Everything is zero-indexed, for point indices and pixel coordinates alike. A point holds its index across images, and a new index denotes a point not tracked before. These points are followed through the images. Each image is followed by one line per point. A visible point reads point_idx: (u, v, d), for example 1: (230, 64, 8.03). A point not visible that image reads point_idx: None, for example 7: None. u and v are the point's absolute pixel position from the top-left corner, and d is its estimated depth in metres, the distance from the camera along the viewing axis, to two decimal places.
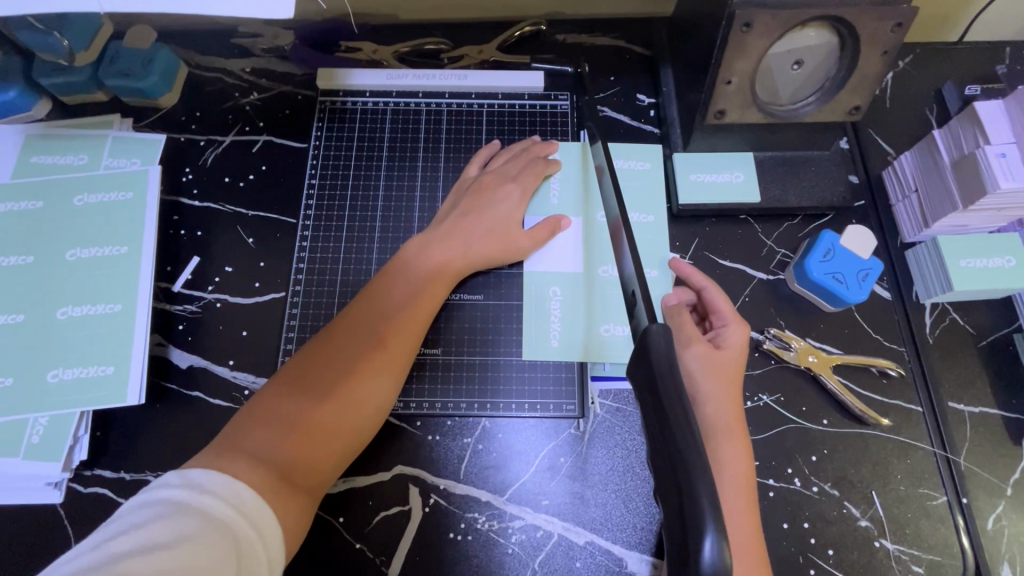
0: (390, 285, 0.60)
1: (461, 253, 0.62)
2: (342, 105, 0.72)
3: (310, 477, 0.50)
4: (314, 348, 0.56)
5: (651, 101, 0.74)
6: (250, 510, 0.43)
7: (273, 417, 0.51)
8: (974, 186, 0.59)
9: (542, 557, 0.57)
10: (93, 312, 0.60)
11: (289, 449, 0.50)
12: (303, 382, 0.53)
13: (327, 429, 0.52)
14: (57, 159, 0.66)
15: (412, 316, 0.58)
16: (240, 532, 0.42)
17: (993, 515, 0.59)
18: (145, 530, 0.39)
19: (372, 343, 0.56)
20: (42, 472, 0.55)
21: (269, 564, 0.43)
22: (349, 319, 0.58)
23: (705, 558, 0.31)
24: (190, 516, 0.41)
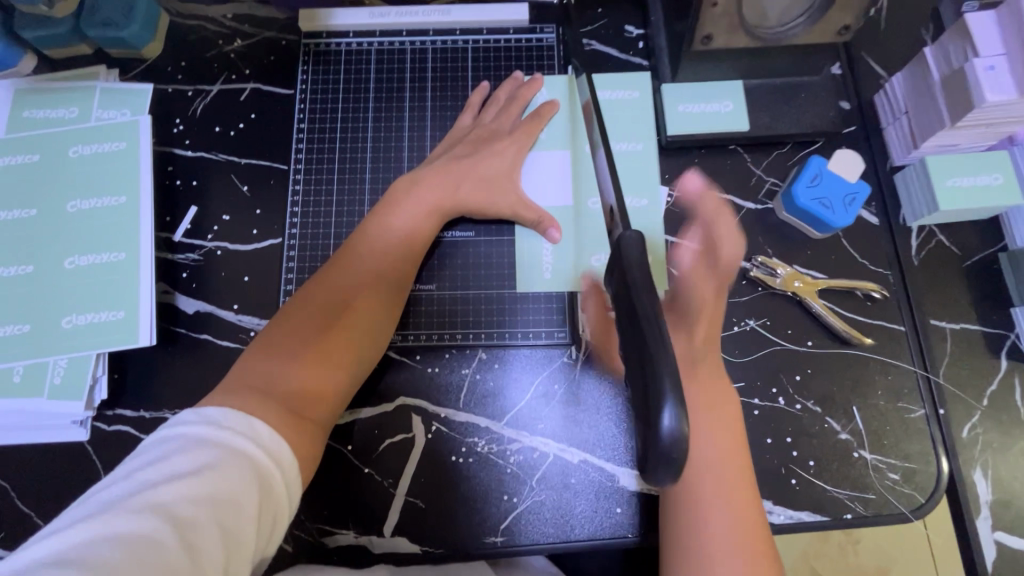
0: (383, 228, 0.61)
1: (451, 195, 0.63)
2: (325, 47, 0.71)
3: (319, 410, 0.53)
4: (309, 293, 0.57)
5: (640, 32, 0.73)
6: (266, 441, 0.46)
7: (280, 360, 0.53)
8: (961, 103, 0.59)
9: (539, 474, 0.61)
10: (99, 261, 0.62)
11: (300, 387, 0.52)
12: (302, 324, 0.55)
13: (331, 367, 0.54)
14: (47, 113, 0.66)
15: (406, 259, 0.61)
16: (260, 462, 0.45)
17: (968, 425, 0.62)
18: (171, 462, 0.42)
19: (369, 287, 0.58)
20: (67, 411, 0.59)
21: (289, 487, 0.46)
22: (344, 264, 0.59)
23: (665, 427, 0.34)
24: (209, 449, 0.43)
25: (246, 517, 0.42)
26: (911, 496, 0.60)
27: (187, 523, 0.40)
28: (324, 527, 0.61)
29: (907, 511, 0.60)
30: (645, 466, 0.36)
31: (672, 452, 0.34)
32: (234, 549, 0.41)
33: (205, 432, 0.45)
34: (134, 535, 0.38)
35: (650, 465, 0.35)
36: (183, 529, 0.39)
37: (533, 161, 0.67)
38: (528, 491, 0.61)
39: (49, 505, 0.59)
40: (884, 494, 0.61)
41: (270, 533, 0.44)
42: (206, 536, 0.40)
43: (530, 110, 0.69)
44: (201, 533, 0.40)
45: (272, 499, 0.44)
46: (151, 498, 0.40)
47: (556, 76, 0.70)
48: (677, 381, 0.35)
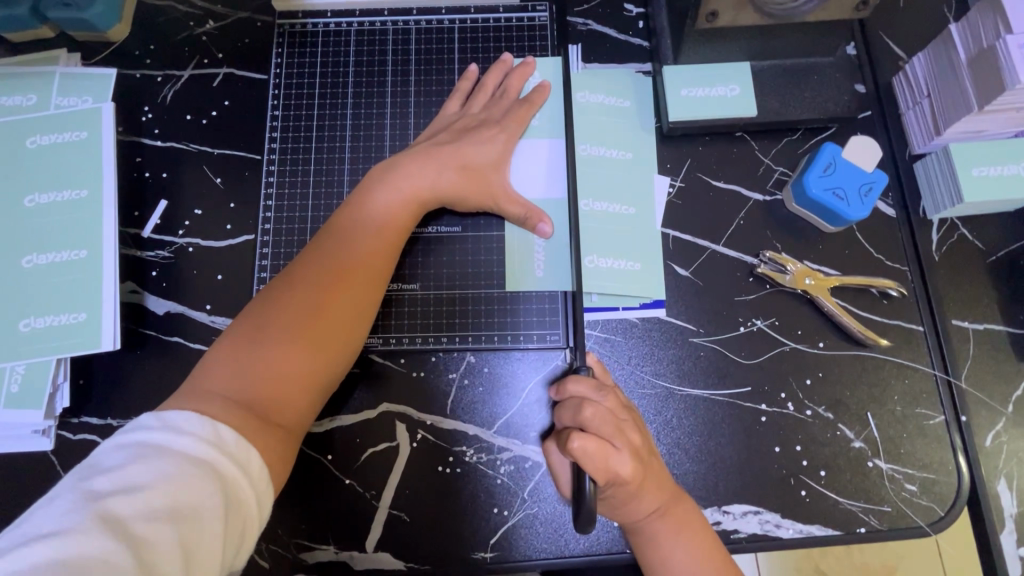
0: (361, 215, 0.56)
1: (432, 183, 0.58)
2: (302, 28, 0.67)
3: (287, 414, 0.49)
4: (279, 287, 0.53)
5: (640, 11, 0.68)
6: (230, 448, 0.42)
7: (247, 359, 0.49)
8: (994, 83, 0.54)
9: (531, 486, 0.58)
10: (59, 259, 0.58)
11: (268, 388, 0.48)
12: (267, 321, 0.51)
13: (300, 369, 0.50)
14: (5, 100, 0.62)
15: (384, 247, 0.56)
16: (226, 471, 0.41)
17: (992, 432, 0.58)
18: (126, 472, 0.39)
19: (344, 279, 0.53)
20: (26, 420, 0.55)
21: (259, 497, 0.43)
22: (318, 255, 0.54)
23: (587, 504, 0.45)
24: (168, 458, 0.40)
25: (210, 532, 0.39)
26: (930, 509, 0.56)
27: (143, 540, 0.36)
28: (302, 542, 0.57)
29: (925, 524, 0.56)
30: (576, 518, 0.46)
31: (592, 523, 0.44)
32: (197, 565, 0.38)
33: (164, 438, 0.41)
34: (82, 556, 0.35)
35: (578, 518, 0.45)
36: (139, 547, 0.36)
37: (525, 150, 0.63)
38: (520, 504, 0.57)
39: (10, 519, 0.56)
40: (901, 506, 0.57)
41: (239, 545, 0.41)
42: (165, 554, 0.37)
43: (523, 96, 0.64)
44: (159, 550, 0.37)
45: (241, 509, 0.41)
46: (104, 513, 0.37)
47: (549, 59, 0.66)
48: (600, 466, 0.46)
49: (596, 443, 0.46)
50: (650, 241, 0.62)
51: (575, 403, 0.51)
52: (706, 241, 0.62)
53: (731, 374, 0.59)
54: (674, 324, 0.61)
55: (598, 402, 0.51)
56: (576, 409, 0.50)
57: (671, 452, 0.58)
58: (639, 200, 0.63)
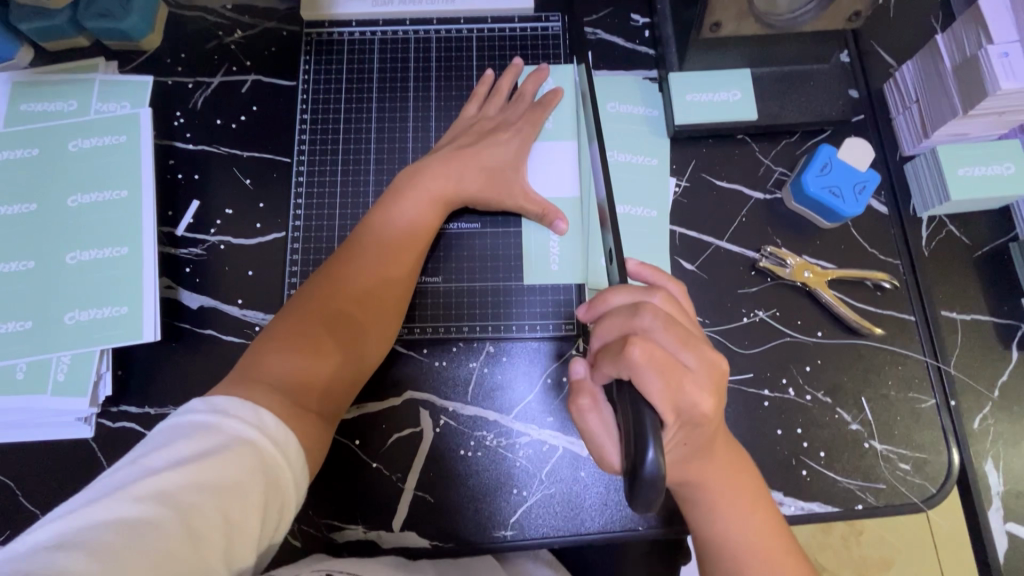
0: (390, 217, 0.60)
1: (456, 185, 0.62)
2: (328, 36, 0.70)
3: (324, 403, 0.52)
4: (316, 284, 0.57)
5: (646, 21, 0.72)
6: (273, 432, 0.45)
7: (287, 350, 0.52)
8: (977, 89, 0.58)
9: (549, 468, 0.61)
10: (101, 256, 0.61)
11: (304, 377, 0.51)
12: (307, 316, 0.54)
13: (336, 361, 0.54)
14: (47, 106, 0.65)
15: (412, 247, 0.59)
16: (267, 452, 0.44)
17: (979, 415, 0.62)
18: (176, 448, 0.41)
19: (375, 277, 0.57)
20: (70, 407, 0.58)
21: (295, 481, 0.45)
22: (351, 255, 0.58)
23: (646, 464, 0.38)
24: (216, 438, 0.42)
25: (251, 507, 0.41)
26: (923, 487, 0.60)
27: (190, 510, 0.39)
28: (331, 522, 0.60)
29: (918, 501, 0.60)
30: (630, 488, 0.39)
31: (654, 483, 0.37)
32: (237, 538, 0.40)
33: (212, 420, 0.44)
34: (136, 520, 0.37)
35: (632, 489, 0.39)
36: (187, 516, 0.39)
37: (541, 152, 0.67)
38: (538, 485, 0.61)
39: (54, 502, 0.59)
40: (895, 484, 0.60)
41: (276, 522, 0.43)
42: (210, 525, 0.39)
43: (538, 100, 0.68)
44: (205, 521, 0.39)
45: (278, 491, 0.44)
46: (156, 484, 0.39)
47: (560, 64, 0.70)
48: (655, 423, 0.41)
49: (656, 358, 0.44)
50: (658, 237, 0.66)
51: (630, 308, 0.48)
52: (711, 238, 0.66)
53: (736, 362, 0.63)
54: None
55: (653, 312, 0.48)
56: (629, 313, 0.48)
57: None
58: (647, 199, 0.67)
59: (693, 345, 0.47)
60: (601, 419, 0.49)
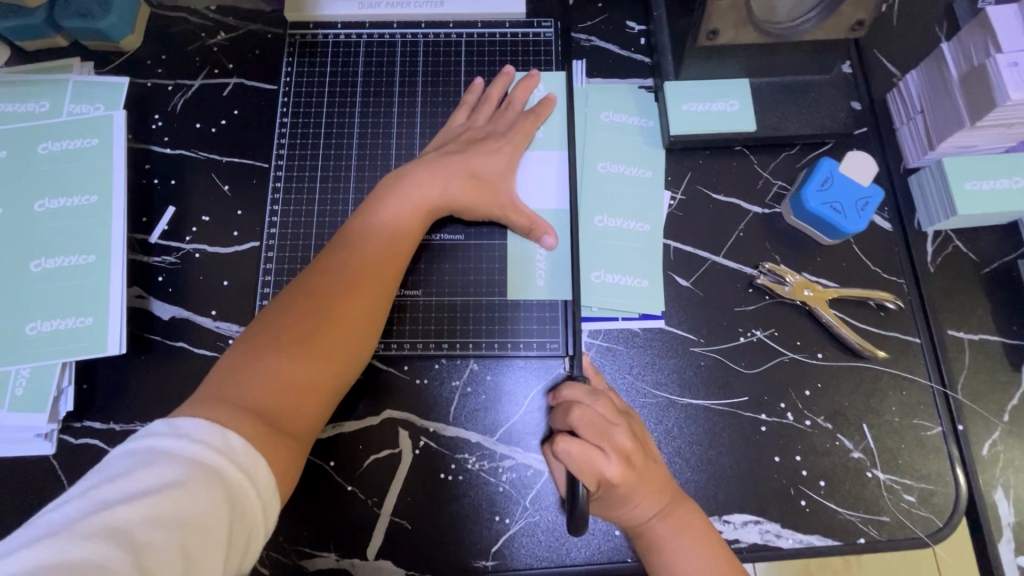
0: (374, 224, 0.57)
1: (442, 191, 0.59)
2: (313, 38, 0.68)
3: (297, 424, 0.49)
4: (292, 296, 0.53)
5: (642, 29, 0.70)
6: (241, 457, 0.42)
7: (257, 365, 0.49)
8: (985, 100, 0.55)
9: (533, 494, 0.58)
10: (66, 264, 0.58)
11: (277, 396, 0.48)
12: (282, 330, 0.51)
13: (313, 379, 0.50)
14: (18, 106, 0.63)
15: (396, 256, 0.57)
16: (232, 481, 0.41)
17: (988, 442, 0.59)
18: (132, 478, 0.38)
19: (357, 287, 0.54)
20: (29, 423, 0.55)
21: (265, 509, 0.42)
22: (331, 263, 0.55)
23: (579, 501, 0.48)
24: (176, 465, 0.39)
25: (214, 541, 0.38)
26: (929, 520, 0.57)
27: (146, 548, 0.36)
28: (302, 549, 0.57)
29: (924, 535, 0.57)
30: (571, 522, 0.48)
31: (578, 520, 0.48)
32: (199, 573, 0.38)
33: (173, 444, 0.41)
34: (84, 561, 0.34)
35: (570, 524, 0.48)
36: (141, 555, 0.36)
37: (530, 163, 0.64)
38: (522, 512, 0.58)
39: (9, 522, 0.56)
40: (899, 516, 0.57)
41: (243, 555, 0.41)
42: (167, 562, 0.37)
43: (529, 108, 0.65)
44: (160, 559, 0.37)
45: (246, 520, 0.41)
46: (107, 519, 0.36)
47: (553, 71, 0.68)
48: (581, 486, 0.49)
49: (582, 447, 0.49)
50: (651, 253, 0.63)
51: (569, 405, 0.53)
52: (707, 253, 0.64)
53: (731, 383, 0.60)
54: (674, 333, 0.61)
55: (590, 405, 0.53)
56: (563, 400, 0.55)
57: (672, 461, 0.58)
58: (640, 212, 0.64)
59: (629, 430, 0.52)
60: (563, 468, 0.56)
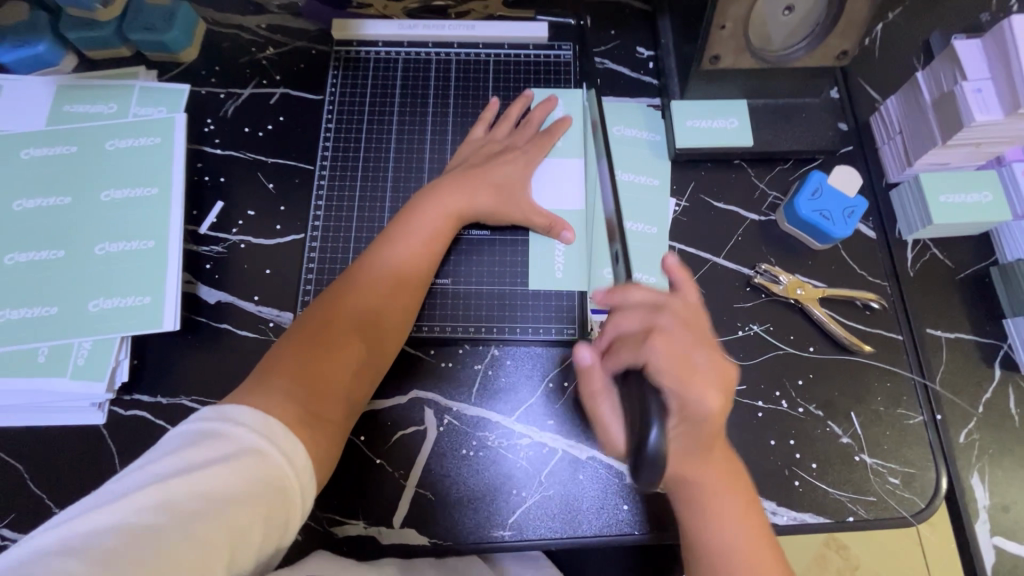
0: (407, 231, 0.63)
1: (465, 205, 0.65)
2: (356, 54, 0.75)
3: (334, 413, 0.54)
4: (333, 293, 0.60)
5: (650, 54, 0.78)
6: (282, 440, 0.47)
7: (304, 353, 0.55)
8: (953, 121, 0.63)
9: (548, 470, 0.62)
10: (128, 248, 0.64)
11: (322, 382, 0.54)
12: (320, 328, 0.57)
13: (346, 373, 0.56)
14: (87, 108, 0.69)
15: (424, 263, 0.63)
16: (274, 462, 0.45)
17: (965, 431, 0.64)
18: (184, 456, 0.42)
19: (390, 287, 0.60)
20: (88, 392, 0.60)
21: (303, 491, 0.47)
22: (369, 265, 0.61)
23: (651, 443, 0.40)
24: (225, 447, 0.44)
25: (258, 516, 0.42)
26: (912, 501, 0.62)
27: (200, 517, 0.40)
28: (333, 516, 0.61)
29: (908, 514, 0.61)
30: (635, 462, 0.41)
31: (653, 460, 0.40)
32: (244, 545, 0.41)
33: (221, 429, 0.45)
34: (145, 527, 0.38)
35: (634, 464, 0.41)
36: (195, 523, 0.39)
37: (551, 168, 0.71)
38: (537, 487, 0.62)
39: (61, 486, 0.60)
40: (885, 498, 0.62)
41: (281, 533, 0.44)
42: (217, 532, 0.40)
43: (543, 129, 0.72)
44: (213, 528, 0.40)
45: (285, 500, 0.45)
46: (163, 491, 0.40)
47: (568, 89, 0.75)
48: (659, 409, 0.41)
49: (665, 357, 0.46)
50: (658, 253, 0.69)
51: (647, 310, 0.50)
52: (708, 254, 0.70)
53: None
54: None
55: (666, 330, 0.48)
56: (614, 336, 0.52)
57: None
58: (648, 216, 0.70)
59: (704, 349, 0.49)
60: (616, 407, 0.51)
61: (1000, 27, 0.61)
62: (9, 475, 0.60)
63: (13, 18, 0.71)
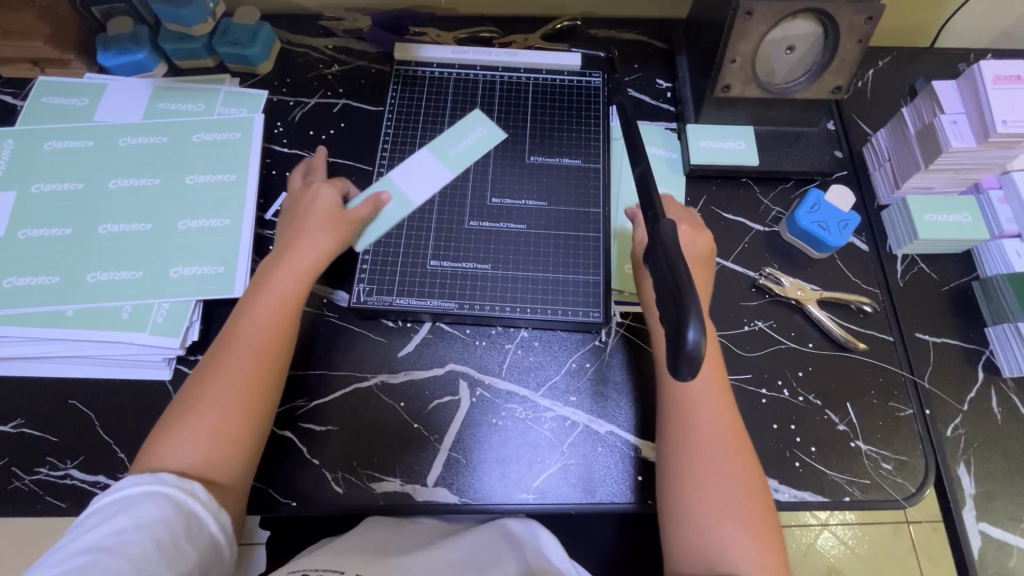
0: (264, 294, 0.65)
1: (313, 257, 0.67)
2: (414, 73, 0.86)
3: (218, 473, 0.56)
4: (201, 375, 0.61)
5: (668, 85, 0.89)
6: (176, 481, 0.52)
7: (179, 437, 0.56)
8: (933, 148, 0.72)
9: (570, 441, 0.68)
10: (207, 224, 0.73)
11: (201, 450, 0.56)
12: (187, 407, 0.58)
13: (225, 437, 0.57)
14: (178, 106, 0.80)
15: (288, 315, 0.64)
16: (175, 495, 0.52)
17: (951, 425, 0.71)
18: (94, 514, 0.49)
19: (257, 350, 0.61)
20: (163, 346, 0.67)
21: (210, 513, 0.53)
22: (228, 338, 0.62)
23: (691, 341, 0.45)
24: (126, 495, 0.50)
25: (174, 534, 0.49)
26: (903, 485, 0.67)
27: (124, 546, 0.47)
28: (372, 473, 0.67)
29: (900, 497, 0.67)
30: (676, 363, 0.46)
31: (694, 359, 0.45)
32: (173, 557, 0.49)
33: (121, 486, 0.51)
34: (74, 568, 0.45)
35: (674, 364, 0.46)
36: (119, 552, 0.47)
37: (581, 175, 0.80)
38: (560, 455, 0.68)
39: (126, 433, 0.66)
40: (879, 481, 0.67)
41: (205, 542, 0.52)
42: (149, 551, 0.48)
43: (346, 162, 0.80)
44: (137, 552, 0.47)
45: (196, 519, 0.52)
46: (82, 542, 0.47)
47: (490, 122, 0.83)
48: (700, 311, 0.46)
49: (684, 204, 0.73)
50: None
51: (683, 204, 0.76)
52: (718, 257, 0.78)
53: (738, 362, 0.72)
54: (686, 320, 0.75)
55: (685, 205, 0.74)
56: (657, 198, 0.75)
57: None
58: None
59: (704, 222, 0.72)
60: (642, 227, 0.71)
61: (971, 70, 0.71)
62: (82, 421, 0.67)
63: (119, 31, 0.83)
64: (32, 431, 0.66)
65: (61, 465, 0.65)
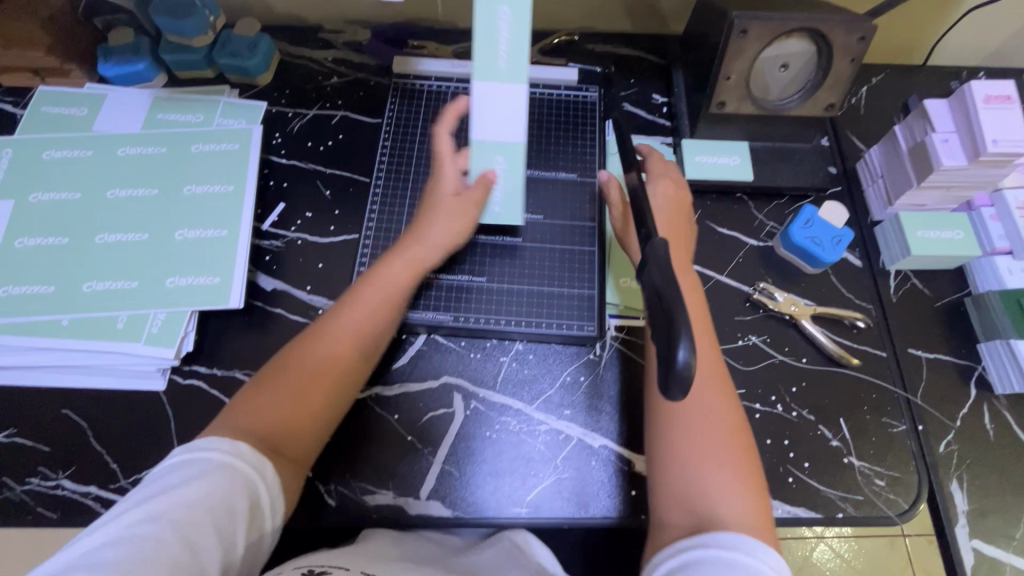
0: (370, 278, 0.65)
1: (425, 250, 0.67)
2: (412, 86, 0.86)
3: (296, 447, 0.56)
4: (299, 343, 0.61)
5: (665, 100, 0.90)
6: (251, 457, 0.50)
7: (268, 397, 0.57)
8: (926, 166, 0.73)
9: (564, 455, 0.68)
10: (204, 235, 0.73)
11: (282, 420, 0.56)
12: (280, 372, 0.59)
13: (306, 412, 0.58)
14: (177, 117, 0.81)
15: (388, 304, 0.65)
16: (246, 472, 0.49)
17: (944, 441, 0.71)
18: (162, 480, 0.47)
19: (353, 336, 0.62)
20: (158, 356, 0.67)
21: (272, 500, 0.51)
22: (334, 317, 0.63)
23: (681, 360, 0.45)
24: (197, 465, 0.48)
25: (239, 517, 0.47)
26: (896, 501, 0.67)
27: (186, 525, 0.44)
28: (365, 486, 0.67)
29: (893, 514, 0.67)
30: (667, 382, 0.47)
31: (684, 378, 0.45)
32: (229, 544, 0.46)
33: (192, 453, 0.49)
34: (138, 540, 0.42)
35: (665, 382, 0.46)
36: (182, 530, 0.44)
37: (577, 189, 0.80)
38: (553, 469, 0.68)
39: (118, 444, 0.66)
40: (871, 497, 0.67)
41: (257, 533, 0.49)
42: (206, 531, 0.45)
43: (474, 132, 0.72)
44: (200, 533, 0.44)
45: (258, 504, 0.50)
46: (145, 511, 0.44)
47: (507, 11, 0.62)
48: (689, 328, 0.46)
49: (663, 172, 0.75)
50: None
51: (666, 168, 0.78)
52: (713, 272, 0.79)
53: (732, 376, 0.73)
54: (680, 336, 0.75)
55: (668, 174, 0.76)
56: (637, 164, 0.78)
57: None
58: None
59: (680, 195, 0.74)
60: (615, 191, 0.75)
61: (962, 90, 0.71)
62: (75, 431, 0.66)
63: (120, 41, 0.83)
64: (24, 441, 0.66)
65: (53, 476, 0.65)
